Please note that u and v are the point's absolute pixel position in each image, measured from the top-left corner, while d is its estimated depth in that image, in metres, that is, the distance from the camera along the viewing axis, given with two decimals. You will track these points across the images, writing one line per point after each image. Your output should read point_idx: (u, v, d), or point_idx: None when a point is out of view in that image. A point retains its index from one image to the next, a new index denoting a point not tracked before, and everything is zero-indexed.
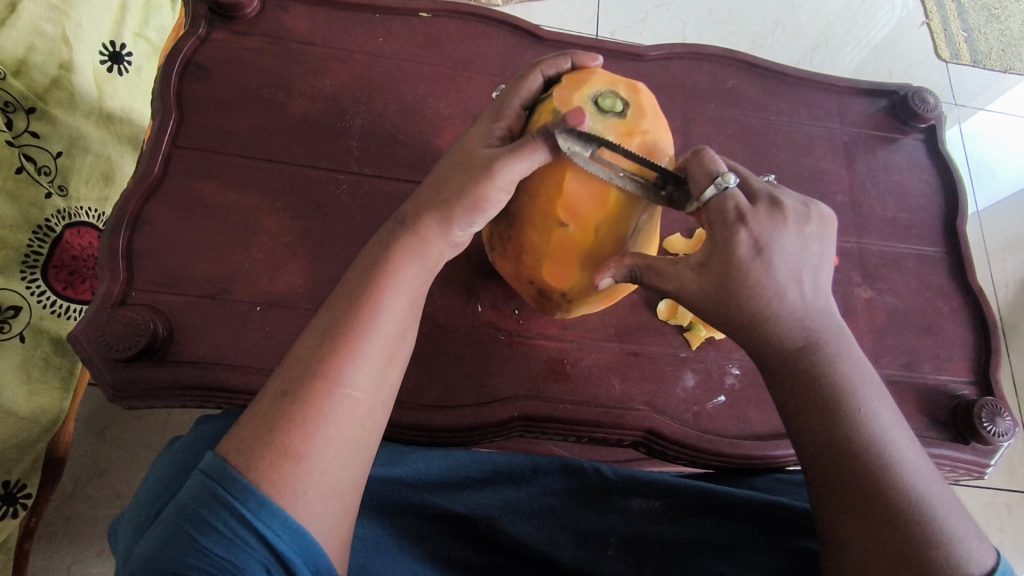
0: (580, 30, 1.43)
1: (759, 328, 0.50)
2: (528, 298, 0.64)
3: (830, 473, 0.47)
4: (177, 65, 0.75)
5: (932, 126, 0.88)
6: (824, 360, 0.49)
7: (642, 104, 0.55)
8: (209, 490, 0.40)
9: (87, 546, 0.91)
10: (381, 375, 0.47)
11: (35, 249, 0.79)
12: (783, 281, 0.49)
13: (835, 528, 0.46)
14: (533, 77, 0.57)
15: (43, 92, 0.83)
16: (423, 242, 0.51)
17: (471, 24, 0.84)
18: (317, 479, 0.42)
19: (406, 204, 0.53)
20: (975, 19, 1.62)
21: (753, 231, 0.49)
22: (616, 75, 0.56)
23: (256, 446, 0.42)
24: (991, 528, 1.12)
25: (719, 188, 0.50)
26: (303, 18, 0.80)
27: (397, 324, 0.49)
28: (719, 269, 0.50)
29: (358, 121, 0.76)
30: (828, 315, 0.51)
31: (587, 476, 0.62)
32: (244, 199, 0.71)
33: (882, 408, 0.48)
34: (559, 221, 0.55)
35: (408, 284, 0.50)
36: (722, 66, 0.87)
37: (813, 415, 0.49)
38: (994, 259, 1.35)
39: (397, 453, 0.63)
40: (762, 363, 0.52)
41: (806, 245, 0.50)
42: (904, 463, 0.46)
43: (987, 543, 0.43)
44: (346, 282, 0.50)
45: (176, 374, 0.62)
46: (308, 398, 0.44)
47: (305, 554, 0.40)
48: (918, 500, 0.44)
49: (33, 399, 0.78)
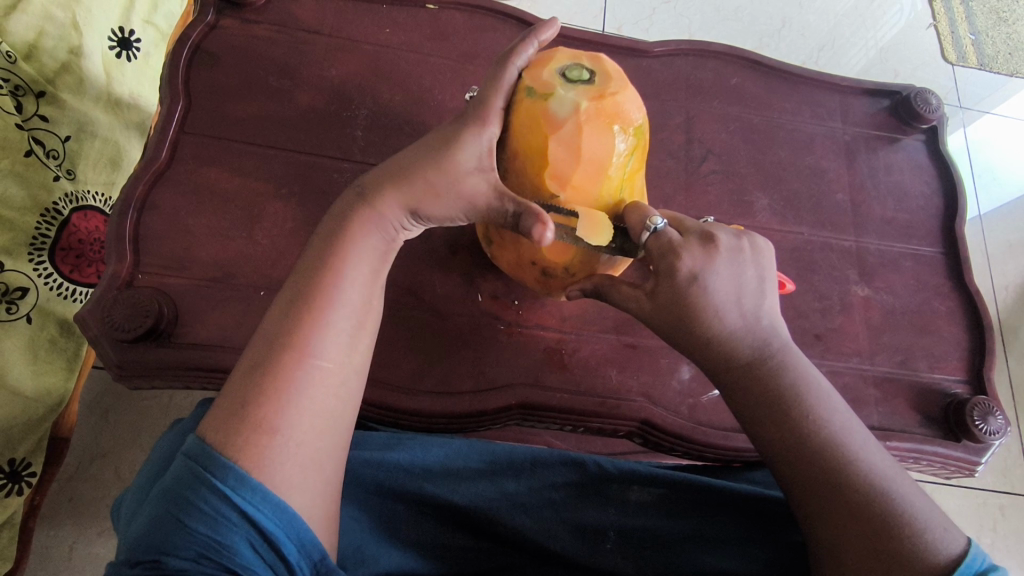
0: (587, 25, 1.43)
1: (710, 347, 0.53)
2: (531, 281, 0.65)
3: (795, 475, 0.48)
4: (185, 52, 0.75)
5: (934, 127, 0.88)
6: (772, 373, 0.51)
7: (607, 69, 0.57)
8: (190, 469, 0.41)
9: (88, 525, 0.93)
10: (350, 345, 0.49)
11: (42, 232, 0.81)
12: (723, 306, 0.52)
13: (812, 530, 0.47)
14: (509, 66, 0.55)
15: (53, 77, 0.84)
16: (381, 218, 0.52)
17: (478, 17, 0.84)
18: (296, 449, 0.43)
19: (364, 187, 0.53)
20: (982, 21, 1.62)
21: (688, 263, 0.51)
22: (579, 50, 0.58)
23: (232, 423, 0.43)
24: (983, 528, 1.13)
25: (651, 231, 0.53)
26: (312, 8, 0.80)
27: (361, 295, 0.50)
28: (666, 294, 0.52)
29: (364, 110, 0.77)
30: (774, 332, 0.53)
31: (586, 469, 0.63)
32: (249, 185, 0.72)
33: (835, 411, 0.50)
34: (549, 192, 0.56)
35: (365, 261, 0.51)
36: (726, 64, 0.87)
37: (767, 422, 0.50)
38: (995, 263, 1.35)
39: (395, 440, 0.65)
40: (718, 381, 0.54)
41: (743, 272, 0.53)
42: (865, 462, 0.47)
43: (956, 530, 0.44)
44: (304, 261, 0.51)
45: (180, 356, 0.63)
46: (277, 373, 0.45)
47: (289, 527, 0.41)
48: (884, 494, 0.45)
49: (38, 379, 0.79)
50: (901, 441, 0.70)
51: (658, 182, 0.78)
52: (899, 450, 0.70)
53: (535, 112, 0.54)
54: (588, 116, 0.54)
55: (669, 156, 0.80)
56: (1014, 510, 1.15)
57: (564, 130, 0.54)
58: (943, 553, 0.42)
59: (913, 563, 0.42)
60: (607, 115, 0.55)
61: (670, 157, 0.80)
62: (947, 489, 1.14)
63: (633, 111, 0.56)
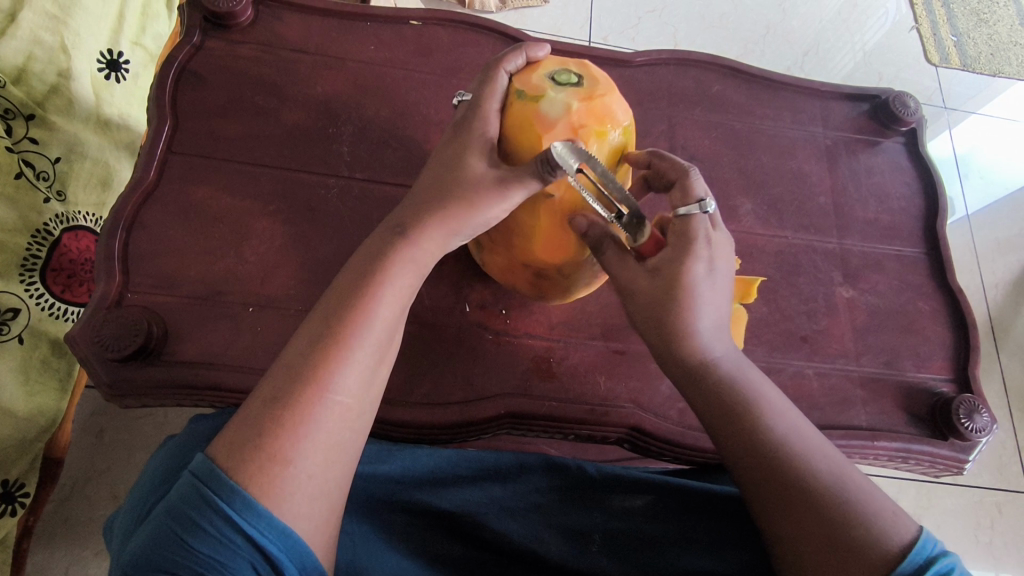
0: (573, 36, 1.45)
1: (675, 349, 0.53)
2: (524, 285, 0.66)
3: (748, 471, 0.49)
4: (172, 74, 0.76)
5: (913, 129, 0.90)
6: (722, 378, 0.52)
7: (593, 74, 0.58)
8: (198, 492, 0.41)
9: (83, 545, 0.93)
10: (370, 378, 0.48)
11: (33, 253, 0.81)
12: (698, 304, 0.52)
13: (770, 527, 0.47)
14: (498, 75, 0.57)
15: (42, 100, 0.85)
16: (417, 249, 0.53)
17: (461, 32, 0.86)
18: (305, 482, 0.43)
19: (403, 213, 0.54)
20: (963, 23, 1.65)
21: (701, 258, 0.52)
22: (564, 57, 0.59)
23: (247, 450, 0.43)
24: (980, 526, 1.13)
25: (700, 209, 0.54)
26: (296, 27, 0.82)
27: (388, 328, 0.50)
28: (667, 278, 0.52)
29: (350, 126, 0.78)
30: (722, 332, 0.54)
31: (571, 473, 0.64)
32: (237, 203, 0.72)
33: (782, 413, 0.50)
34: (546, 193, 0.56)
35: (397, 292, 0.51)
36: (707, 72, 0.89)
37: (723, 422, 0.51)
38: (983, 261, 1.36)
39: (385, 450, 0.64)
40: (678, 382, 0.55)
41: (724, 265, 0.54)
42: (815, 459, 0.47)
43: (907, 517, 0.44)
44: (339, 283, 0.51)
45: (170, 374, 0.64)
46: (299, 403, 0.45)
47: (292, 553, 0.42)
48: (834, 487, 0.45)
49: (31, 400, 0.79)
50: (888, 441, 0.71)
51: None
52: (886, 450, 0.70)
53: (528, 115, 0.55)
54: (580, 116, 0.54)
55: None
56: (1010, 506, 1.15)
57: (557, 130, 0.54)
58: (893, 539, 0.42)
59: (864, 559, 0.42)
60: (597, 115, 0.55)
61: None
62: (942, 488, 1.14)
63: (621, 114, 0.57)
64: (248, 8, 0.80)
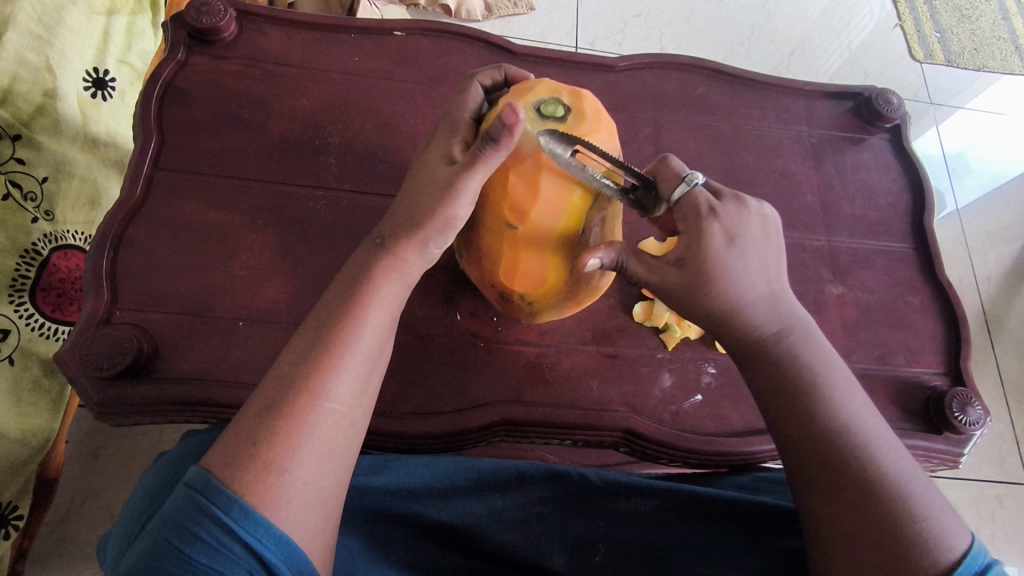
0: (560, 43, 1.46)
1: (734, 322, 0.52)
2: (494, 301, 0.68)
3: (808, 453, 0.47)
4: (157, 91, 0.77)
5: (897, 126, 0.90)
6: (792, 351, 0.51)
7: (584, 108, 0.54)
8: (193, 502, 0.40)
9: (80, 567, 0.92)
10: (362, 387, 0.48)
11: (22, 273, 0.81)
12: (747, 275, 0.51)
13: (820, 517, 0.46)
14: (473, 86, 0.59)
15: (28, 119, 0.84)
16: (401, 262, 0.53)
17: (445, 41, 0.86)
18: (302, 489, 0.43)
19: (383, 226, 0.54)
20: (946, 19, 1.66)
21: (725, 222, 0.51)
22: (559, 82, 0.55)
23: (242, 458, 0.42)
24: (982, 519, 1.13)
25: (686, 185, 0.53)
26: (280, 41, 0.82)
27: (377, 338, 0.50)
28: (696, 261, 0.51)
29: (336, 138, 0.78)
30: (795, 308, 0.53)
31: (572, 482, 0.62)
32: (225, 217, 0.72)
33: (850, 398, 0.49)
34: (507, 223, 0.57)
35: (386, 303, 0.52)
36: (691, 75, 0.89)
37: (784, 399, 0.50)
38: (975, 255, 1.37)
39: (380, 463, 0.64)
40: (739, 358, 0.54)
41: (762, 238, 0.52)
42: (875, 450, 0.46)
43: (960, 527, 0.43)
44: (328, 296, 0.51)
45: (162, 391, 0.63)
46: (293, 412, 0.45)
47: (290, 560, 0.41)
48: (894, 480, 0.45)
49: (23, 421, 0.79)
50: None
51: None
52: None
53: None
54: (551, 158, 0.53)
55: (640, 166, 0.82)
56: (1011, 499, 1.15)
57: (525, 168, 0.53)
58: (948, 545, 0.42)
59: (915, 562, 0.41)
60: None
61: (640, 167, 0.82)
62: (942, 482, 1.14)
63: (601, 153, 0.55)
64: (232, 24, 0.80)
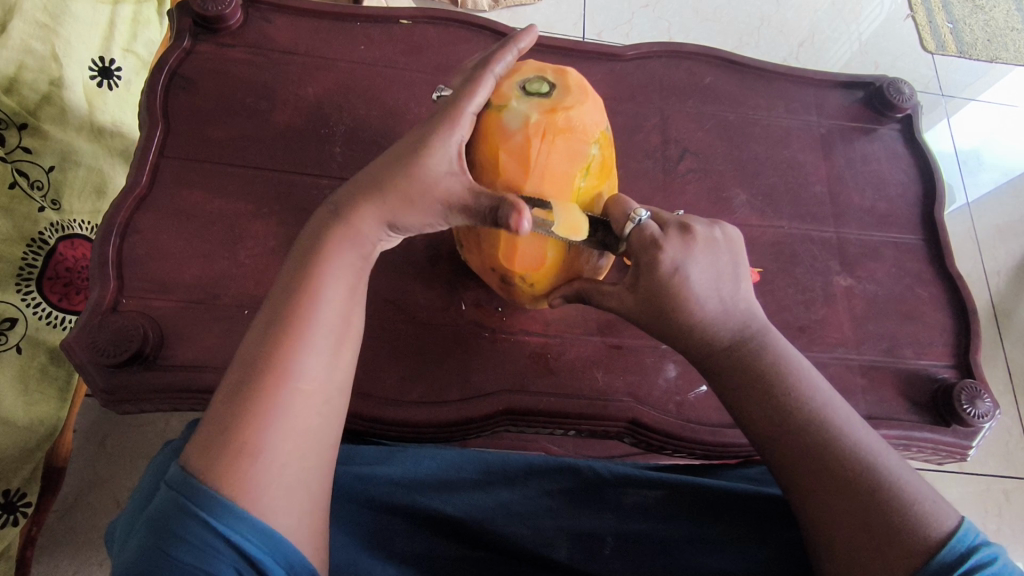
0: (567, 34, 1.44)
1: (691, 336, 0.53)
2: (495, 287, 0.68)
3: (790, 455, 0.47)
4: (162, 79, 0.76)
5: (908, 116, 0.89)
6: (758, 355, 0.51)
7: (568, 83, 0.58)
8: (177, 502, 0.40)
9: (88, 555, 0.92)
10: (332, 362, 0.48)
11: (29, 262, 0.81)
12: (701, 296, 0.52)
13: (809, 512, 0.45)
14: (485, 77, 0.54)
15: (34, 108, 0.85)
16: (355, 234, 0.51)
17: (451, 29, 0.86)
18: (279, 472, 0.43)
19: (341, 200, 0.52)
20: (959, 10, 1.64)
21: (670, 254, 0.52)
22: (545, 64, 0.60)
23: (216, 448, 0.42)
24: (989, 514, 1.12)
25: (634, 223, 0.54)
26: (286, 29, 0.82)
27: (339, 311, 0.49)
28: (648, 287, 0.53)
29: (342, 127, 0.78)
30: (752, 314, 0.53)
31: (581, 475, 0.63)
32: (230, 206, 0.72)
33: (822, 394, 0.49)
34: None
35: (344, 275, 0.50)
36: (699, 64, 0.88)
37: (754, 407, 0.50)
38: (985, 249, 1.35)
39: (388, 453, 0.65)
40: (704, 368, 0.54)
41: (714, 259, 0.53)
42: (852, 438, 0.46)
43: (949, 507, 0.43)
44: (283, 278, 0.50)
45: (166, 379, 0.63)
46: (261, 395, 0.44)
47: (276, 551, 0.41)
48: (879, 468, 0.44)
49: (31, 410, 0.79)
50: (889, 429, 0.70)
51: (634, 182, 0.79)
52: (889, 437, 0.70)
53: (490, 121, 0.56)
54: (537, 129, 0.56)
55: (646, 156, 0.81)
56: (1019, 495, 1.14)
57: (514, 142, 0.56)
58: (935, 530, 0.41)
59: (910, 545, 0.40)
60: (556, 127, 0.56)
61: (646, 157, 0.81)
62: (949, 477, 1.14)
63: (587, 125, 0.58)
64: (238, 11, 0.80)
